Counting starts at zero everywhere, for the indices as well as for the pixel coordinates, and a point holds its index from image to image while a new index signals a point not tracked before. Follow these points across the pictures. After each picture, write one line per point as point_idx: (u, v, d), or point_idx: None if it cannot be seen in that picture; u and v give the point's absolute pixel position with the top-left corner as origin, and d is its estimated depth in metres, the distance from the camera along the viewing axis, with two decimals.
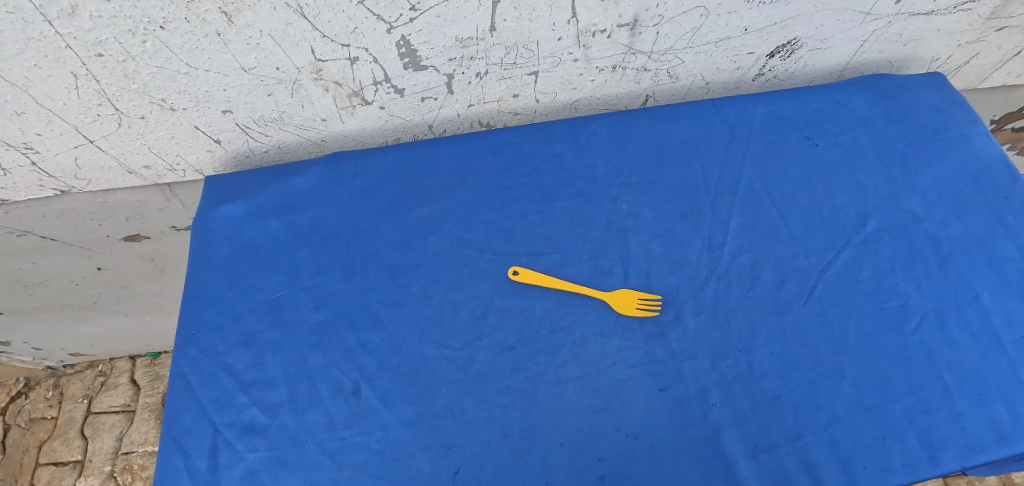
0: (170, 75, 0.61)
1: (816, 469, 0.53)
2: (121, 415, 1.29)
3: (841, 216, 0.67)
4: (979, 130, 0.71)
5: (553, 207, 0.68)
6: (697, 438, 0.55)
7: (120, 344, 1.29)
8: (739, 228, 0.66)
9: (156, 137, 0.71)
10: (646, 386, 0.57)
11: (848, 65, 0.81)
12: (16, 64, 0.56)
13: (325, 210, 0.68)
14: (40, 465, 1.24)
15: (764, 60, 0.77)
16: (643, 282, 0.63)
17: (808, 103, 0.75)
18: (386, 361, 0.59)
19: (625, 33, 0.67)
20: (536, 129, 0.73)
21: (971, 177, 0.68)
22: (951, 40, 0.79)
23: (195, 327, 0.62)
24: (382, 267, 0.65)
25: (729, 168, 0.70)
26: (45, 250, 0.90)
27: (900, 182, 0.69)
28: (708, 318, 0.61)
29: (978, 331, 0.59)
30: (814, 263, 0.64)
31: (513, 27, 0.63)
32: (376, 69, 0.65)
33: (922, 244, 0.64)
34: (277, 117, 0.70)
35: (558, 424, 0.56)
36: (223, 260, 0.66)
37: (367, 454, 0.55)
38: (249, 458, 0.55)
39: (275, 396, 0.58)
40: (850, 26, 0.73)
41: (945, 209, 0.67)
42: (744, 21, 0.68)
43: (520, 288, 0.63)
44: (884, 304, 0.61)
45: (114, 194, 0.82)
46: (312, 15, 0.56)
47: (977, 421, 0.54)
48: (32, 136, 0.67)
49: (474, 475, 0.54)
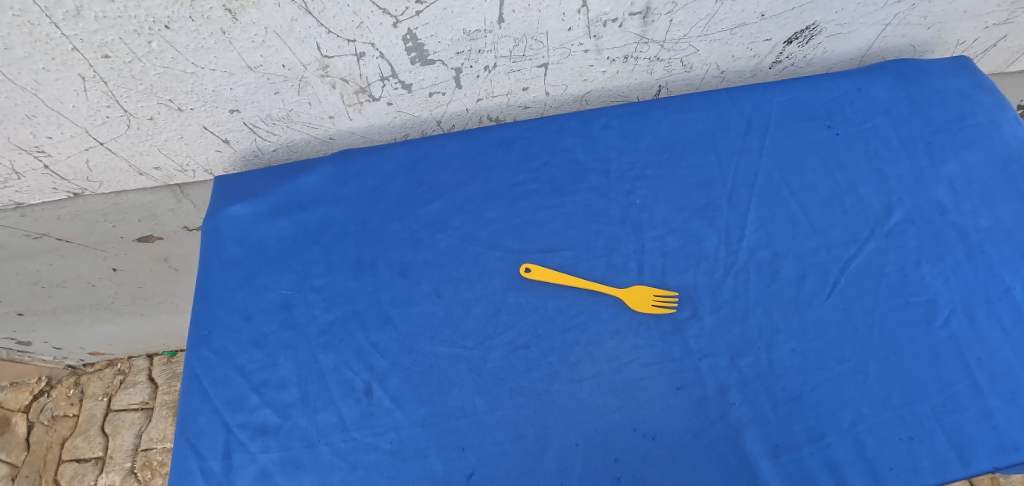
0: (177, 75, 0.60)
1: (840, 469, 0.52)
2: (140, 413, 1.30)
3: (864, 207, 0.65)
4: (1008, 115, 0.69)
5: (565, 202, 0.67)
6: (716, 438, 0.53)
7: (136, 343, 1.30)
8: (757, 221, 0.64)
9: (165, 138, 0.71)
10: (663, 384, 0.56)
11: (869, 50, 0.78)
12: (24, 67, 0.56)
13: (335, 208, 0.68)
14: (64, 461, 1.27)
15: (781, 47, 0.74)
16: (658, 278, 0.61)
17: (827, 90, 0.72)
18: (397, 361, 0.58)
19: (637, 21, 0.65)
20: (546, 122, 0.72)
21: (1001, 165, 0.66)
22: (978, 22, 0.76)
23: (206, 328, 0.62)
24: (393, 266, 0.64)
25: (746, 159, 0.68)
26: (60, 252, 0.91)
27: (926, 171, 0.66)
28: (726, 314, 0.59)
29: (1009, 326, 0.57)
30: (835, 257, 0.62)
31: (521, 18, 0.61)
32: (383, 64, 0.64)
33: (950, 236, 0.62)
34: (284, 115, 0.69)
35: (573, 423, 0.55)
36: (233, 260, 0.66)
37: (380, 455, 0.54)
38: (263, 459, 0.55)
39: (287, 396, 0.58)
40: (872, 10, 0.70)
41: (975, 199, 0.64)
42: (761, 6, 0.66)
43: (532, 285, 0.62)
44: (911, 298, 0.59)
45: (127, 195, 0.83)
46: (317, 10, 0.55)
47: (1009, 420, 0.52)
48: (43, 139, 0.67)
49: (488, 477, 0.53)
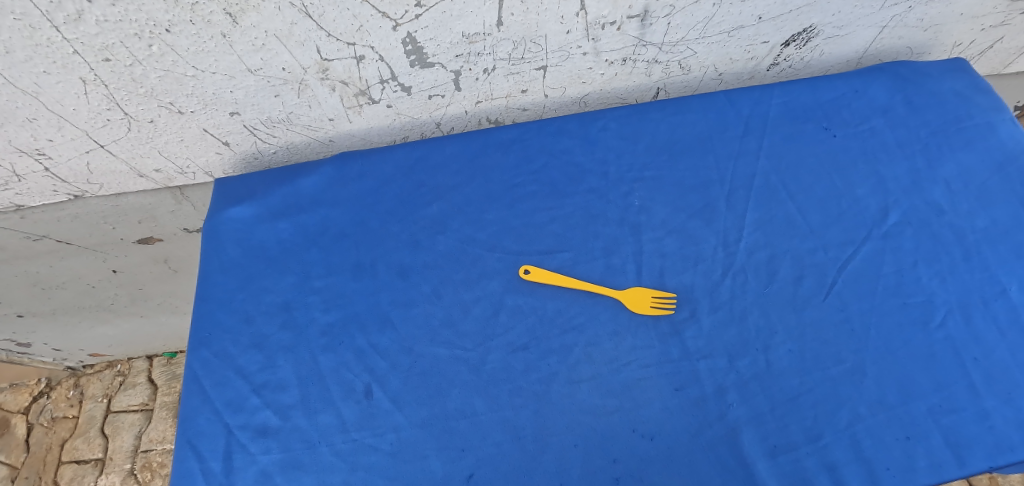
0: (177, 78, 0.61)
1: (838, 470, 0.52)
2: (140, 414, 1.30)
3: (861, 209, 0.65)
4: (1004, 117, 0.69)
5: (564, 204, 0.67)
6: (714, 438, 0.54)
7: (136, 345, 1.30)
8: (755, 222, 0.64)
9: (165, 140, 0.71)
10: (661, 385, 0.56)
11: (866, 53, 0.79)
12: (25, 71, 0.56)
13: (334, 210, 0.68)
14: (63, 463, 1.27)
15: (779, 49, 0.75)
16: (656, 279, 0.62)
17: (825, 92, 0.73)
18: (397, 362, 0.59)
19: (635, 24, 0.65)
20: (545, 124, 0.72)
21: (997, 167, 0.66)
22: (974, 24, 0.77)
23: (206, 330, 0.62)
24: (393, 268, 0.64)
25: (744, 161, 0.68)
26: (61, 254, 0.91)
27: (923, 173, 0.67)
28: (724, 315, 0.59)
29: (1005, 327, 0.57)
30: (833, 258, 0.62)
31: (520, 21, 0.62)
32: (382, 67, 0.64)
33: (947, 237, 0.62)
34: (284, 118, 0.70)
35: (572, 424, 0.55)
36: (233, 262, 0.66)
37: (380, 456, 0.55)
38: (263, 460, 0.55)
39: (287, 398, 0.58)
40: (869, 13, 0.71)
41: (971, 200, 0.65)
42: (759, 9, 0.66)
43: (531, 287, 0.62)
44: (908, 299, 0.59)
45: (127, 197, 0.83)
46: (317, 13, 0.55)
47: (1005, 420, 0.53)
48: (44, 142, 0.68)
49: (488, 477, 0.53)
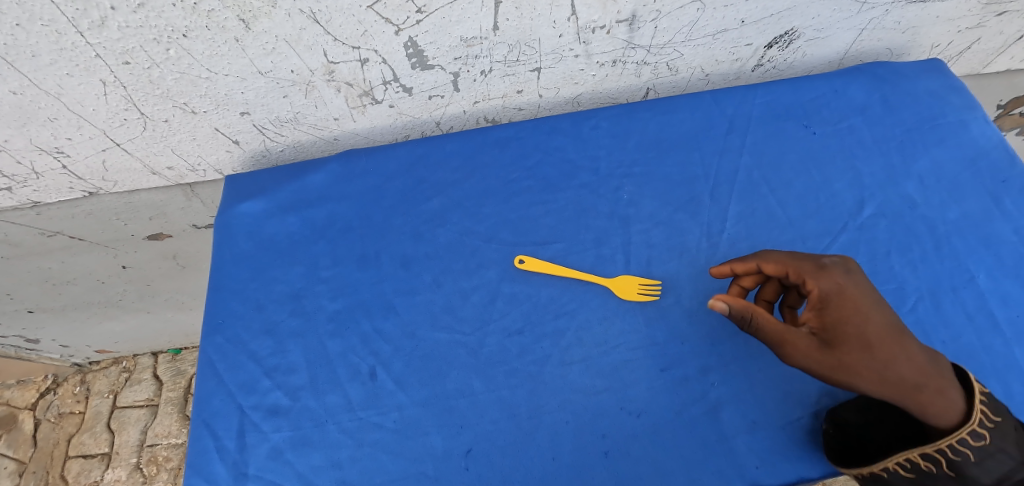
0: (192, 80, 0.64)
1: (813, 444, 0.56)
2: (145, 409, 1.34)
3: (838, 201, 0.69)
4: (976, 115, 0.73)
5: (557, 198, 0.71)
6: (697, 415, 0.57)
7: (143, 341, 1.34)
8: (738, 215, 0.68)
9: (179, 139, 0.75)
10: (648, 366, 0.60)
11: (847, 54, 0.83)
12: (49, 74, 0.60)
13: (339, 205, 0.72)
14: (71, 457, 1.30)
15: (762, 51, 0.78)
16: (643, 268, 0.65)
17: (805, 91, 0.76)
18: (400, 346, 0.62)
19: (624, 28, 0.69)
20: (539, 123, 0.76)
21: (969, 162, 0.70)
22: (950, 26, 0.81)
23: (220, 317, 0.66)
24: (395, 259, 0.68)
25: (728, 157, 0.72)
26: (73, 250, 0.95)
27: (898, 168, 0.70)
28: (707, 301, 0.63)
29: (972, 312, 0.61)
30: (811, 248, 0.66)
31: (515, 25, 0.66)
32: (385, 69, 0.68)
33: (919, 228, 0.66)
34: (291, 118, 0.73)
35: (565, 403, 0.58)
36: (244, 254, 0.70)
37: (384, 433, 0.58)
38: (274, 438, 0.59)
39: (297, 380, 0.62)
40: (847, 16, 0.74)
41: (943, 194, 0.68)
42: (741, 13, 0.70)
43: (526, 276, 0.66)
44: (881, 286, 0.63)
45: (139, 194, 0.86)
46: (324, 19, 0.59)
47: None
48: (63, 141, 0.71)
49: (486, 452, 0.57)
